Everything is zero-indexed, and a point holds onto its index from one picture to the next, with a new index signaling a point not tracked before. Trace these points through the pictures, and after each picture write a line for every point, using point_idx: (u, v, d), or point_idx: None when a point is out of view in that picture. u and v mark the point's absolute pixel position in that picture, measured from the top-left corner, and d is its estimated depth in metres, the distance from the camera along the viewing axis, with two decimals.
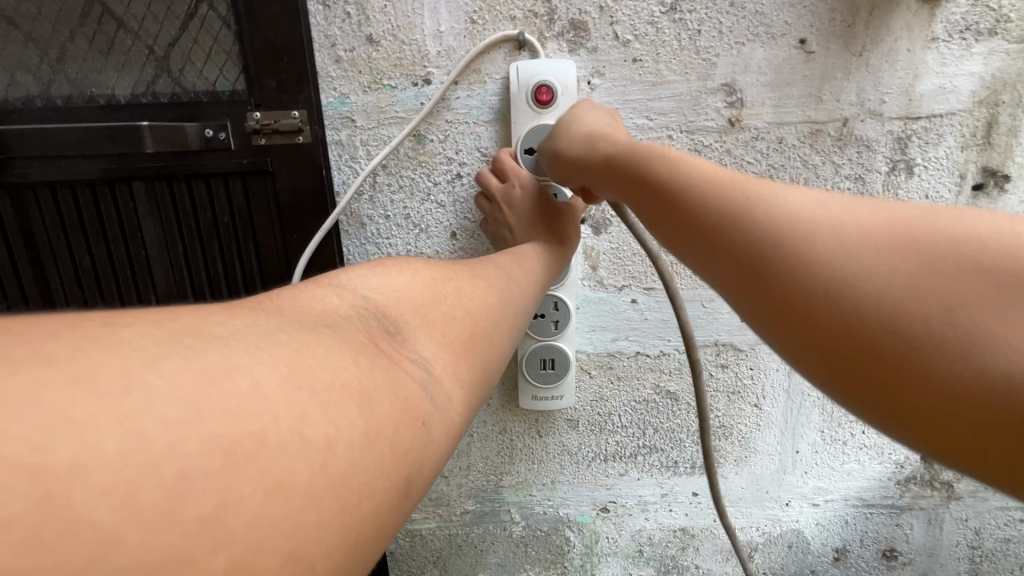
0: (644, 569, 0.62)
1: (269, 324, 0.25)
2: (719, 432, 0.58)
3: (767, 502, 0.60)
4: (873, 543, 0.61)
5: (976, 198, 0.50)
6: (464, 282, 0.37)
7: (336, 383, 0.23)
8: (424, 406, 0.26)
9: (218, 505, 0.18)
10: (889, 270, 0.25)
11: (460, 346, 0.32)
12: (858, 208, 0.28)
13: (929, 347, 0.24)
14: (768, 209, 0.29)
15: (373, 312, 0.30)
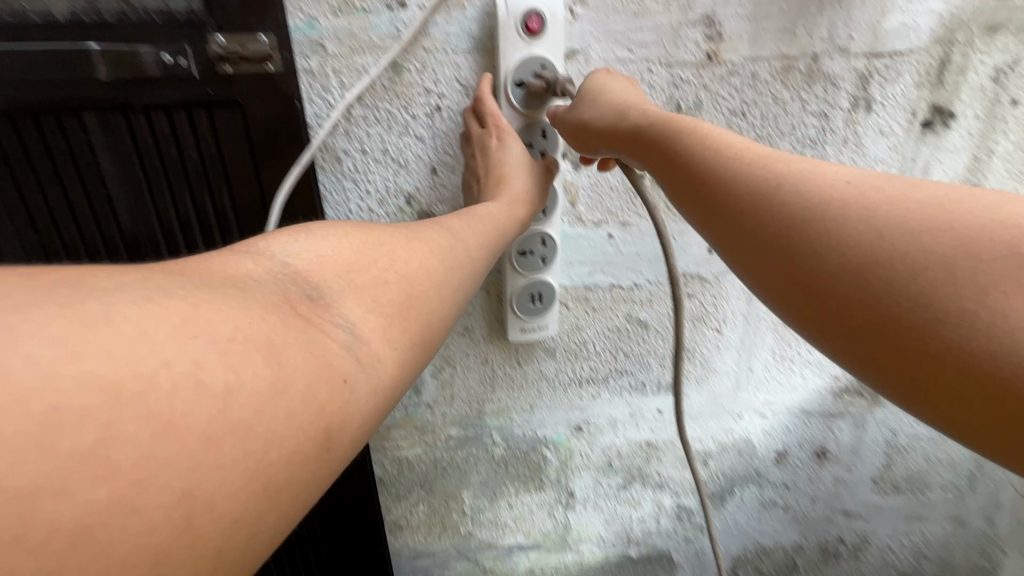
0: (612, 478, 0.69)
1: (174, 280, 0.25)
2: (683, 356, 0.63)
3: (722, 415, 0.67)
4: (808, 444, 0.70)
5: (923, 134, 0.54)
6: (397, 244, 0.35)
7: (241, 339, 0.24)
8: (346, 366, 0.27)
9: (95, 441, 0.19)
10: (909, 242, 0.27)
11: (394, 306, 0.31)
12: (893, 187, 0.30)
13: (929, 313, 0.26)
14: (802, 196, 0.31)
15: (292, 276, 0.29)
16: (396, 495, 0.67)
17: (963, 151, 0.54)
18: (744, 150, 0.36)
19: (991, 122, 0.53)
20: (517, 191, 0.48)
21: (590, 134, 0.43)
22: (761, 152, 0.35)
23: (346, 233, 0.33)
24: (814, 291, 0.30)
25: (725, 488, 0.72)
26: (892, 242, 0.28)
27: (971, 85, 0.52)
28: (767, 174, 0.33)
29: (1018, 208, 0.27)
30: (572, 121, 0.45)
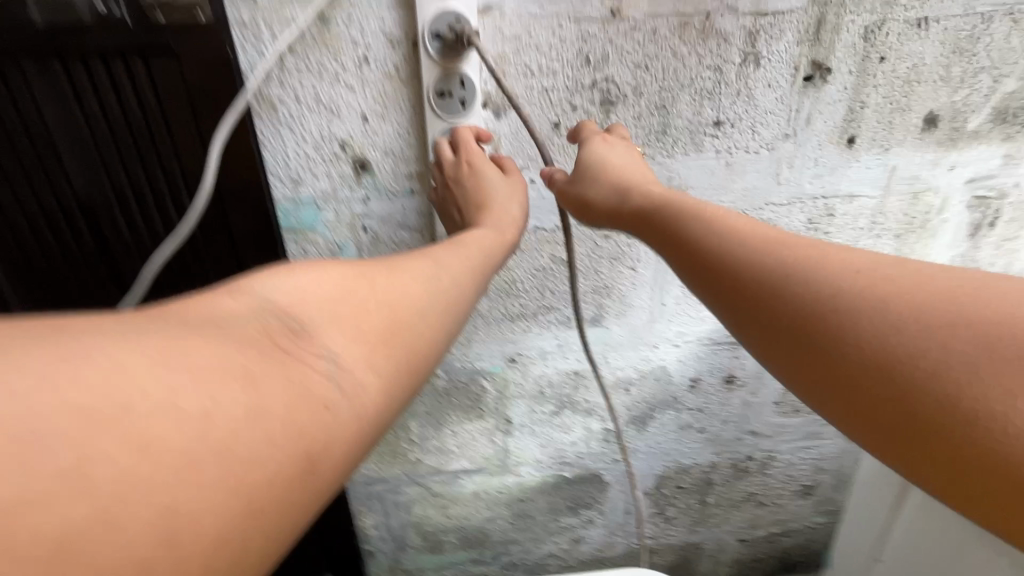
0: (545, 405, 0.77)
1: (161, 321, 0.31)
2: (604, 291, 0.70)
3: (640, 346, 0.75)
4: (718, 371, 0.79)
5: (805, 87, 0.61)
6: (378, 276, 0.41)
7: (218, 368, 0.29)
8: (326, 393, 0.32)
9: (78, 460, 0.24)
10: (903, 338, 0.36)
11: (373, 331, 0.37)
12: (891, 283, 0.39)
13: (926, 401, 0.34)
14: (820, 283, 0.40)
15: (274, 311, 0.34)
16: None
17: (839, 103, 0.62)
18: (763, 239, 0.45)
19: (863, 77, 0.60)
20: (502, 220, 0.55)
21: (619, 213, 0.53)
22: (791, 240, 0.44)
23: (326, 272, 0.38)
24: (821, 366, 0.38)
25: (647, 413, 0.81)
26: (891, 308, 0.37)
27: (844, 43, 0.59)
28: (782, 265, 0.42)
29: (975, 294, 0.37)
30: (599, 198, 0.53)
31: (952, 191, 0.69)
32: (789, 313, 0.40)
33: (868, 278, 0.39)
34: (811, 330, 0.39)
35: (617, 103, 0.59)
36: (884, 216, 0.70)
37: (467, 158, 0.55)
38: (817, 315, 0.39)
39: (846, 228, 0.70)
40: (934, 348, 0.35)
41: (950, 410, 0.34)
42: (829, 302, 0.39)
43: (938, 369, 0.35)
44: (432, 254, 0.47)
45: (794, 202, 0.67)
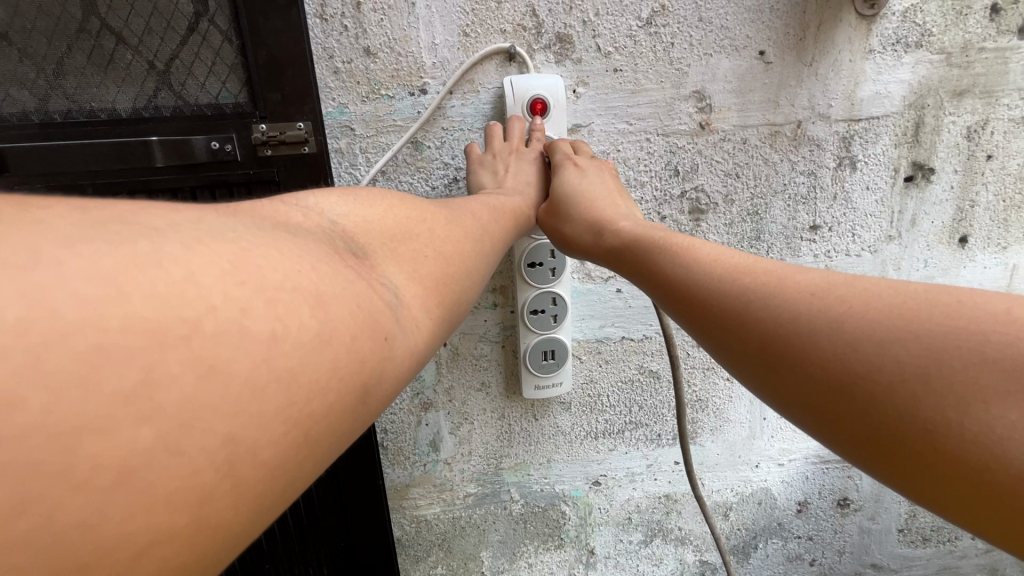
0: (632, 534, 0.68)
1: (225, 221, 0.24)
2: (696, 405, 0.64)
3: (739, 465, 0.67)
4: (829, 494, 0.69)
5: (907, 189, 0.57)
6: (438, 224, 0.38)
7: (293, 282, 0.22)
8: (388, 319, 0.26)
9: (140, 382, 0.17)
10: (889, 355, 0.27)
11: (430, 280, 0.32)
12: (851, 294, 0.30)
13: (916, 422, 0.25)
14: (768, 300, 0.33)
15: (338, 234, 0.29)
16: (414, 557, 0.66)
17: (946, 203, 0.58)
18: (714, 256, 0.38)
19: (970, 176, 0.57)
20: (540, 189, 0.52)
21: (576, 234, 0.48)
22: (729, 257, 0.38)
23: (385, 206, 0.35)
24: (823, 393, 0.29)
25: (749, 542, 0.70)
26: (857, 319, 0.28)
27: (945, 143, 0.56)
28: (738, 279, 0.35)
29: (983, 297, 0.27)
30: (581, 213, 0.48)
31: None
32: (762, 324, 0.32)
33: (823, 290, 0.31)
34: (786, 345, 0.31)
35: (707, 211, 0.57)
36: None
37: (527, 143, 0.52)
38: (797, 328, 0.30)
39: None
40: (899, 363, 0.26)
41: (943, 434, 0.24)
42: (795, 319, 0.31)
43: (916, 392, 0.25)
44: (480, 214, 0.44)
45: None
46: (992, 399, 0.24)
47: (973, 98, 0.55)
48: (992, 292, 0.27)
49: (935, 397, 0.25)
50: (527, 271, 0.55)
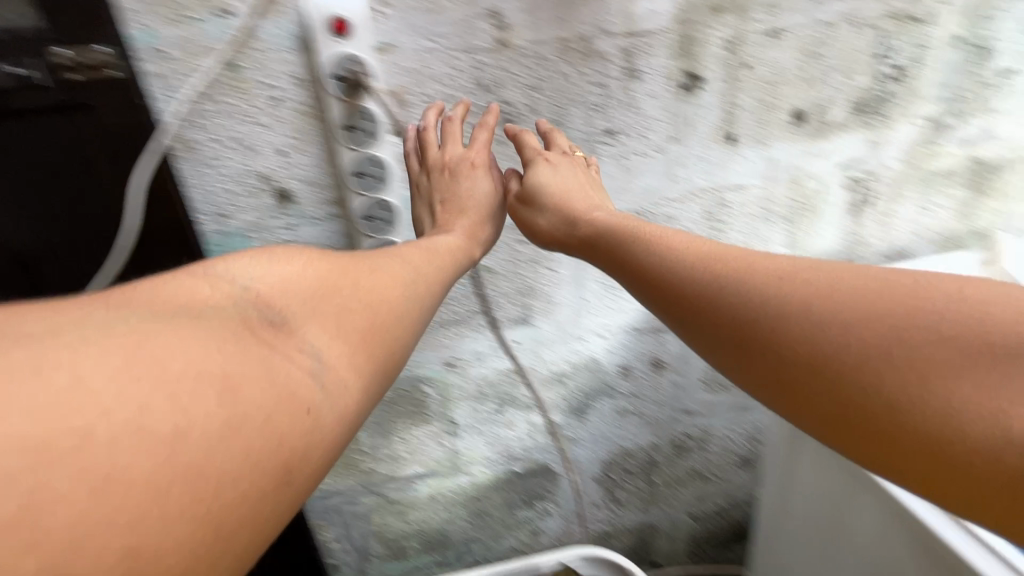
0: (488, 405, 0.82)
1: (100, 306, 0.30)
2: (528, 293, 0.76)
3: (569, 340, 0.81)
4: (645, 357, 0.85)
5: (684, 96, 0.68)
6: (362, 273, 0.42)
7: (200, 370, 0.28)
8: (315, 393, 0.32)
9: (30, 491, 0.22)
10: (855, 336, 0.38)
11: (355, 335, 0.37)
12: (850, 283, 0.41)
13: (889, 406, 0.35)
14: (746, 295, 0.44)
15: (252, 301, 0.35)
16: None
17: (715, 107, 0.69)
18: (698, 249, 0.51)
19: (731, 82, 0.68)
20: (468, 224, 0.63)
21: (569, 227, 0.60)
22: (712, 250, 0.50)
23: (307, 260, 0.40)
24: (789, 372, 0.40)
25: (585, 403, 0.86)
26: (875, 302, 0.39)
27: (710, 54, 0.66)
28: (724, 269, 0.47)
29: (970, 293, 0.37)
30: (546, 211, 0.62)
31: (828, 176, 0.78)
32: (758, 336, 0.42)
33: (834, 295, 0.40)
34: (783, 364, 0.40)
35: (515, 121, 0.66)
36: (773, 203, 0.78)
37: (473, 157, 0.64)
38: (785, 340, 0.40)
39: (740, 217, 0.78)
40: (891, 358, 0.36)
41: (921, 419, 0.34)
42: (778, 316, 0.41)
43: (901, 391, 0.35)
44: (393, 254, 0.49)
45: (690, 197, 0.74)
46: (959, 382, 0.34)
47: (728, 13, 0.65)
48: (955, 278, 0.39)
49: (918, 384, 0.35)
50: (355, 181, 0.61)
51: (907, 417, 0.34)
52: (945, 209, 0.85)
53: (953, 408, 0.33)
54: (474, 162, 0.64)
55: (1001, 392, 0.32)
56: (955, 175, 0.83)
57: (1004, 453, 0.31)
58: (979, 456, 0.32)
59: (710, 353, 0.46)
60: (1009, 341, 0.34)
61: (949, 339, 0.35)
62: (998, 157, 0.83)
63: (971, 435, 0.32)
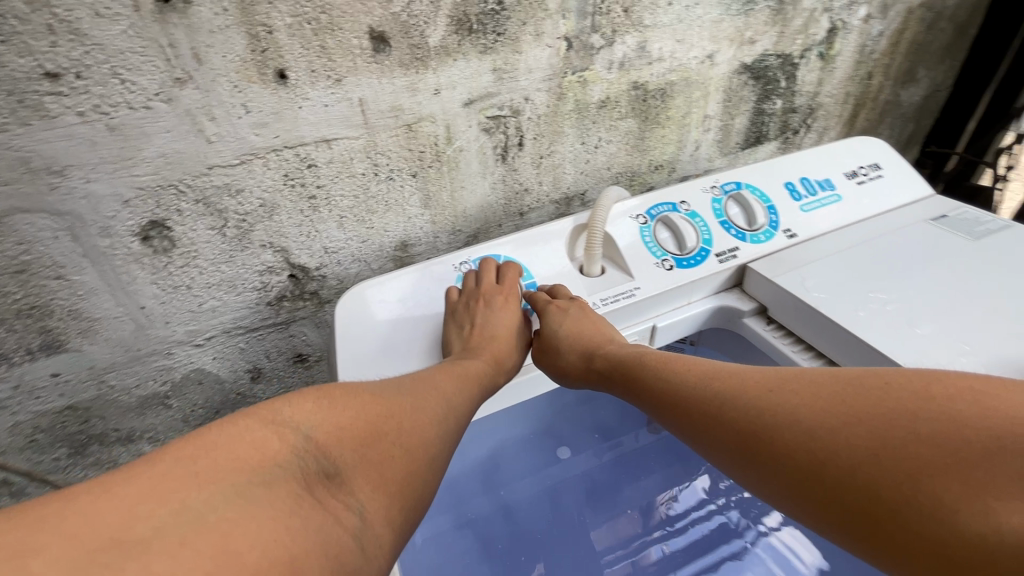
0: (52, 452, 0.63)
1: (212, 486, 0.30)
2: (35, 313, 0.53)
3: (147, 357, 0.62)
4: (280, 354, 0.70)
5: (163, 11, 0.45)
6: (406, 412, 0.42)
7: (266, 560, 0.28)
8: (352, 556, 0.32)
9: None
10: (828, 388, 0.40)
11: (392, 485, 0.38)
12: (788, 370, 0.45)
13: (861, 446, 0.36)
14: (710, 370, 0.48)
15: (311, 452, 0.35)
16: None
17: (228, 32, 0.47)
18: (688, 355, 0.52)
19: None
20: (443, 377, 0.49)
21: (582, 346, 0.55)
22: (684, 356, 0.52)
23: (346, 399, 0.40)
24: (800, 455, 0.38)
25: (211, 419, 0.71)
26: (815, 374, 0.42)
27: None
28: (679, 361, 0.50)
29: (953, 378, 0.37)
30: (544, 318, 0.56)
31: (450, 117, 0.62)
32: (705, 408, 0.45)
33: (745, 385, 0.44)
34: (702, 399, 0.46)
35: None
36: (383, 156, 0.61)
37: (507, 293, 0.56)
38: (710, 397, 0.45)
39: (342, 179, 0.60)
40: (806, 423, 0.39)
41: (880, 488, 0.34)
42: (712, 398, 0.45)
43: (813, 430, 0.38)
44: (398, 410, 0.42)
45: (250, 160, 0.54)
46: (841, 433, 0.37)
47: None
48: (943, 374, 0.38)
49: (820, 436, 0.38)
50: None
51: (815, 457, 0.37)
52: (611, 142, 0.76)
53: (838, 443, 0.37)
54: (499, 292, 0.57)
55: (863, 432, 0.36)
56: (612, 104, 0.73)
57: (878, 477, 0.34)
58: (911, 498, 0.32)
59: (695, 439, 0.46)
60: (927, 402, 0.36)
61: (849, 390, 0.39)
62: (657, 82, 0.74)
63: (885, 468, 0.34)
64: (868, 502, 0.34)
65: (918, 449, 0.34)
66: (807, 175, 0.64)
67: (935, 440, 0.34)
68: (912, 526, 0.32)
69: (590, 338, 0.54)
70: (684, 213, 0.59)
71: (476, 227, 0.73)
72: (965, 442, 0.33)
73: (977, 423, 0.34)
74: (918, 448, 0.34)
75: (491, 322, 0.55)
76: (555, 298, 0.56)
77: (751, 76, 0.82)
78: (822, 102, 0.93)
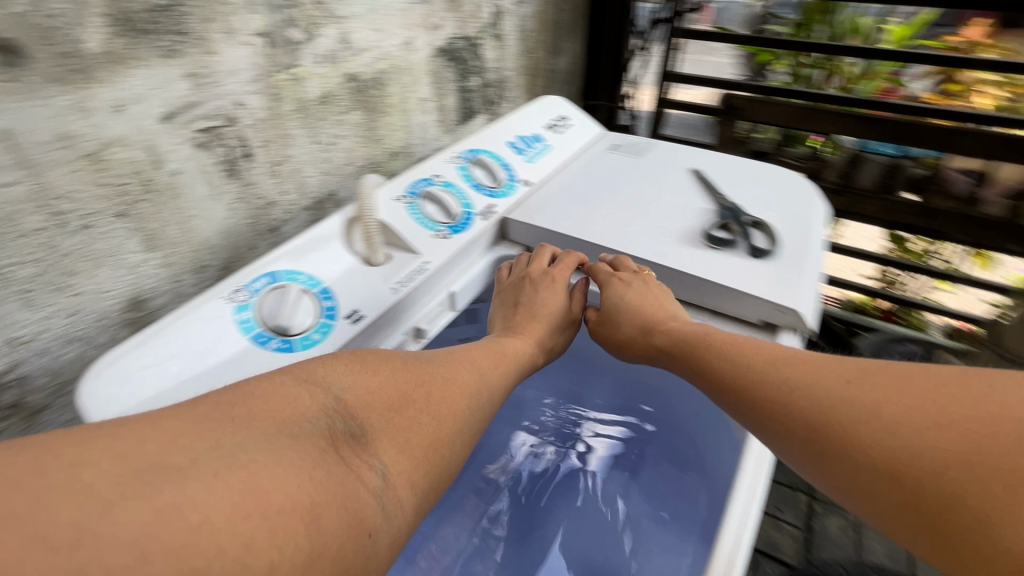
0: None
1: (252, 428, 0.35)
2: None
3: None
4: None
5: None
6: (435, 381, 0.48)
7: (289, 503, 0.32)
8: (373, 515, 0.36)
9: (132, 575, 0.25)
10: (875, 388, 0.42)
11: (420, 449, 0.42)
12: (810, 360, 0.48)
13: (897, 448, 0.38)
14: (757, 360, 0.49)
15: (339, 412, 0.40)
16: None
17: None
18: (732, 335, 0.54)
19: None
20: (423, 410, 0.45)
21: (631, 328, 0.58)
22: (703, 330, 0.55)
23: (385, 370, 0.45)
24: (817, 431, 0.42)
25: None
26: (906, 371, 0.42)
27: None
28: (684, 331, 0.55)
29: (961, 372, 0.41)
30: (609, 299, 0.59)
31: (148, 137, 0.52)
32: (767, 396, 0.46)
33: (790, 369, 0.47)
34: (747, 375, 0.49)
35: None
36: (67, 198, 0.47)
37: (555, 274, 0.61)
38: (754, 388, 0.48)
39: (8, 241, 0.45)
40: (887, 417, 0.40)
41: (883, 466, 0.38)
42: (778, 382, 0.47)
43: (876, 430, 0.40)
44: (421, 381, 0.46)
45: None
46: (938, 416, 0.38)
47: None
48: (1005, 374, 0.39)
49: (867, 429, 0.40)
50: None
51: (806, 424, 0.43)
52: (345, 137, 0.76)
53: (828, 414, 0.42)
54: (548, 274, 0.61)
55: (911, 429, 0.38)
56: (334, 99, 0.72)
57: (903, 457, 0.38)
58: (912, 477, 0.37)
59: (724, 402, 0.50)
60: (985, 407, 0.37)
61: (898, 381, 0.42)
62: (370, 71, 0.76)
63: (902, 452, 0.38)
64: (880, 479, 0.38)
65: (951, 448, 0.36)
66: (521, 134, 0.76)
67: (966, 426, 0.37)
68: (912, 499, 0.37)
69: (649, 313, 0.57)
70: (440, 184, 0.63)
71: (227, 256, 0.64)
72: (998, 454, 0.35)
73: (1021, 410, 0.36)
74: (940, 438, 0.37)
75: (537, 303, 0.59)
76: (548, 266, 0.62)
77: (447, 59, 0.91)
78: (507, 75, 1.10)
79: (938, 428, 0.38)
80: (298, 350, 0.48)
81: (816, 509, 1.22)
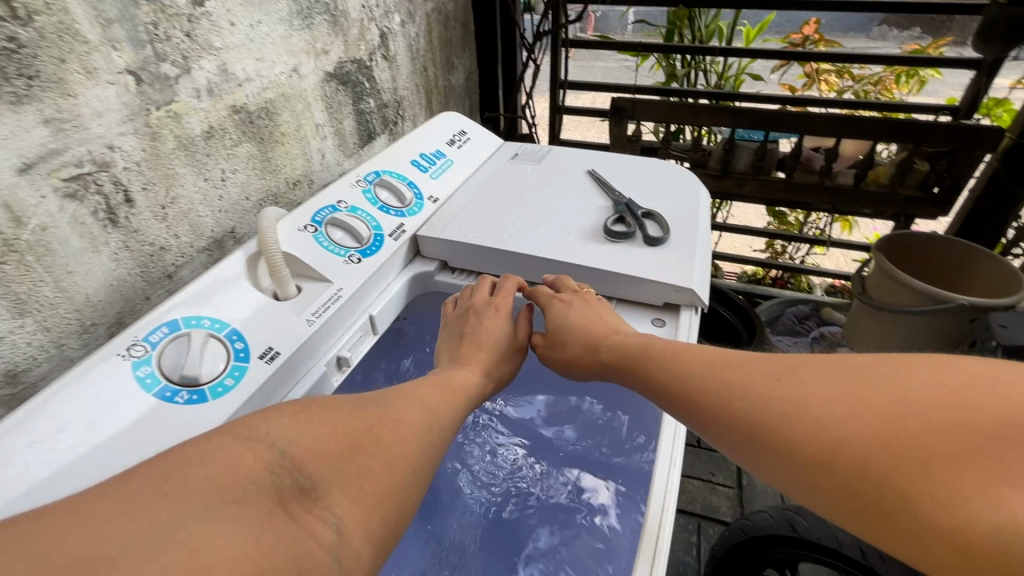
0: None
1: (188, 501, 0.32)
2: None
3: None
4: None
5: None
6: (382, 420, 0.46)
7: (240, 572, 0.30)
8: (329, 569, 0.35)
9: None
10: (805, 390, 0.42)
11: (371, 494, 0.41)
12: (761, 365, 0.48)
13: (838, 444, 0.38)
14: (696, 373, 0.50)
15: (287, 465, 0.38)
16: None
17: None
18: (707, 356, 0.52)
19: None
20: (371, 478, 0.42)
21: (580, 342, 0.58)
22: (728, 360, 0.50)
23: (325, 416, 0.43)
24: (759, 439, 0.43)
25: None
26: (825, 366, 0.44)
27: None
28: (710, 364, 0.50)
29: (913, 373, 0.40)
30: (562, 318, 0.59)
31: (4, 193, 0.47)
32: (705, 409, 0.47)
33: (719, 381, 0.48)
34: (685, 391, 0.50)
35: None
36: None
37: (497, 303, 0.61)
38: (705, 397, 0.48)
39: None
40: (816, 414, 0.40)
41: (824, 459, 0.39)
42: (706, 392, 0.48)
43: (806, 428, 0.40)
44: (370, 419, 0.45)
45: None
46: (875, 399, 0.39)
47: None
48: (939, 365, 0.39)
49: (794, 429, 0.41)
50: None
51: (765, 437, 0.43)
52: (238, 171, 0.73)
53: (782, 421, 0.42)
54: (491, 304, 0.62)
55: (844, 424, 0.39)
56: (220, 133, 0.69)
57: (837, 452, 0.38)
58: (851, 464, 0.37)
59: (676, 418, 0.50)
60: (909, 390, 0.38)
61: (822, 375, 0.43)
62: (256, 102, 0.74)
63: (835, 449, 0.38)
64: (859, 492, 0.37)
65: (914, 443, 0.35)
66: (423, 152, 0.77)
67: (887, 410, 0.38)
68: (858, 489, 0.37)
69: (589, 331, 0.58)
70: (345, 210, 0.63)
71: (117, 311, 0.60)
72: (929, 422, 0.36)
73: (945, 396, 0.37)
74: (872, 421, 0.38)
75: (482, 333, 0.60)
76: (558, 292, 0.61)
77: (338, 83, 0.90)
78: (402, 95, 1.11)
79: (871, 417, 0.38)
80: (211, 400, 0.45)
81: (744, 467, 1.32)
